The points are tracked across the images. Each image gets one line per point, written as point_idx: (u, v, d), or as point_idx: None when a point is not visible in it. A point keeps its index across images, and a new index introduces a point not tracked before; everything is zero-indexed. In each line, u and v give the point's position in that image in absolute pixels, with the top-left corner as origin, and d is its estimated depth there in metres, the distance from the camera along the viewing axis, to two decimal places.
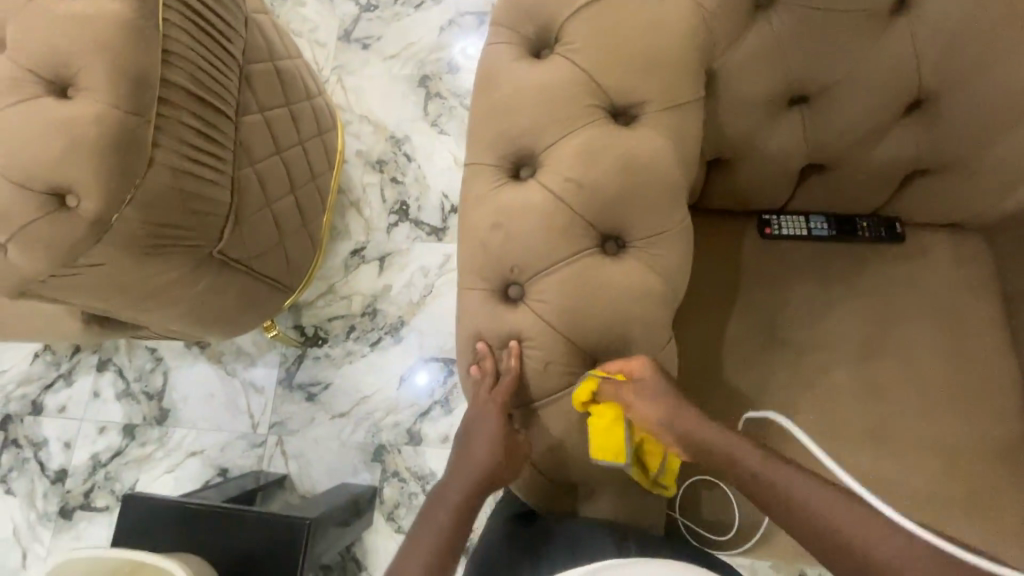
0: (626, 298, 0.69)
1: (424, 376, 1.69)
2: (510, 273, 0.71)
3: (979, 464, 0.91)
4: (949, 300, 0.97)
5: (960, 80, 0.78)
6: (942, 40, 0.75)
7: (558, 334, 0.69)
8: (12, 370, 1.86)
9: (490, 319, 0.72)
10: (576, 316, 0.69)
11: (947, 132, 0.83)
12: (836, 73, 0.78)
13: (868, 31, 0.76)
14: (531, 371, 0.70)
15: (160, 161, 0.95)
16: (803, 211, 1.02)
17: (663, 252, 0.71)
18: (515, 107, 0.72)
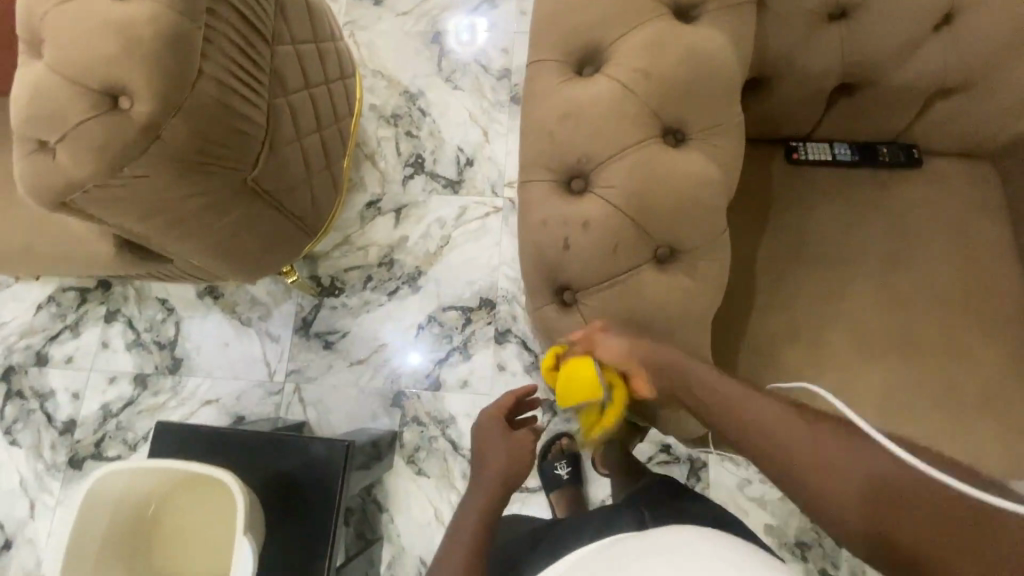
0: (688, 185, 0.74)
1: (417, 355, 1.70)
2: (577, 163, 0.75)
3: (989, 365, 0.99)
4: (963, 218, 1.04)
5: None
6: None
7: (624, 218, 0.73)
8: (13, 322, 1.81)
9: (555, 208, 0.75)
10: (641, 202, 0.73)
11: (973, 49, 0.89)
12: None
13: None
14: (598, 256, 0.74)
15: (208, 72, 0.96)
16: (827, 138, 1.07)
17: (718, 145, 0.75)
18: (582, 3, 0.75)
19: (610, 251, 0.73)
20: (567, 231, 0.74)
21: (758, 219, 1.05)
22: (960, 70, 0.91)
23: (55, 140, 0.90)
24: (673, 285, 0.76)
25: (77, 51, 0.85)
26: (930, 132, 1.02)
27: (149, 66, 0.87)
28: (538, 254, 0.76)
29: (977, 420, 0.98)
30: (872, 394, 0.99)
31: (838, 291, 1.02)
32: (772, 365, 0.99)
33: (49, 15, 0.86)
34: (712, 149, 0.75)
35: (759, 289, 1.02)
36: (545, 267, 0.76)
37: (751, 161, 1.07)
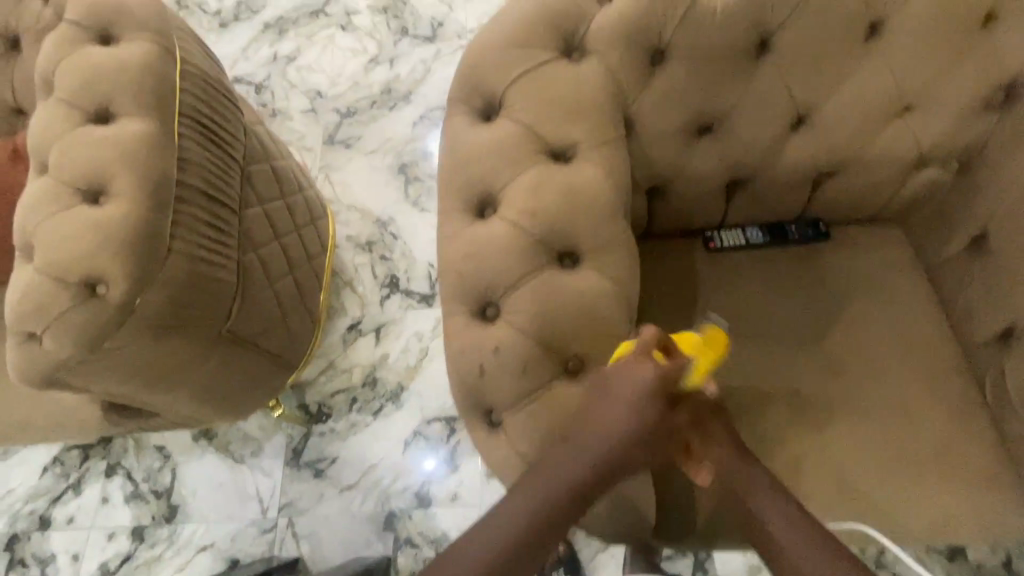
0: (582, 301, 0.82)
1: (431, 461, 1.72)
2: (485, 294, 0.84)
3: (937, 423, 1.00)
4: (882, 280, 1.10)
5: (830, 96, 0.93)
6: (805, 69, 0.90)
7: (529, 340, 0.81)
8: (20, 486, 1.87)
9: (470, 336, 0.83)
10: (543, 324, 0.81)
11: (834, 139, 0.97)
12: (726, 105, 0.93)
13: (742, 72, 0.90)
14: (513, 377, 0.80)
15: (178, 250, 1.10)
16: (739, 225, 1.16)
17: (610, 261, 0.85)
18: (473, 160, 0.87)
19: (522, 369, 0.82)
20: (482, 355, 0.81)
21: (688, 305, 1.12)
22: (834, 157, 0.99)
23: (40, 329, 1.00)
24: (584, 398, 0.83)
25: (61, 253, 0.99)
26: (828, 208, 1.11)
27: (122, 256, 1.00)
28: (460, 376, 0.83)
29: (939, 479, 0.98)
30: (828, 465, 0.99)
31: (776, 366, 1.06)
32: None
33: (36, 228, 1.00)
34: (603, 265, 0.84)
35: None
36: (467, 390, 0.83)
37: (671, 254, 1.15)
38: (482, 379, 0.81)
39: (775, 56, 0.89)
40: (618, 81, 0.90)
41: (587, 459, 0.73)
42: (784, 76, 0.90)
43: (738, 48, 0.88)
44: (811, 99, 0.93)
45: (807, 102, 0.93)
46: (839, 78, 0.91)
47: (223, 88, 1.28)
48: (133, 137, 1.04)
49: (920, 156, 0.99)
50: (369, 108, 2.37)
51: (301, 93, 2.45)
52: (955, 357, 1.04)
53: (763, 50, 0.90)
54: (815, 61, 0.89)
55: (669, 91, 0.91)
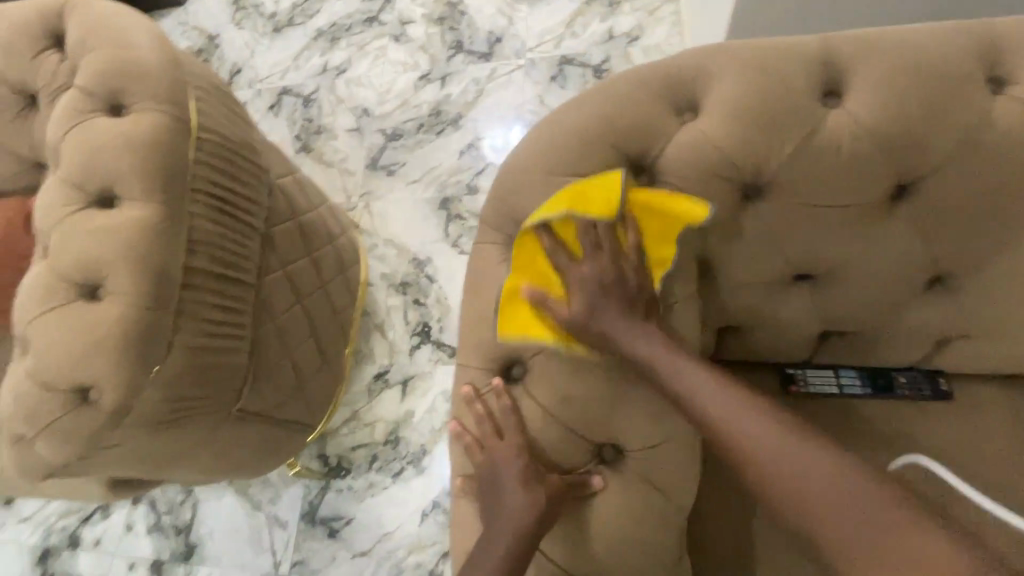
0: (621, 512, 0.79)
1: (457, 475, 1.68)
2: (509, 479, 0.77)
3: None
4: (1013, 465, 0.87)
5: (979, 259, 0.74)
6: (948, 226, 0.71)
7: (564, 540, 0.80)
8: (55, 501, 1.91)
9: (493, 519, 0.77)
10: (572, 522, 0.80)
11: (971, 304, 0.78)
12: (840, 258, 0.74)
13: (871, 219, 0.72)
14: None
15: (181, 344, 1.00)
16: (832, 363, 0.92)
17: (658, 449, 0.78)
18: (510, 318, 0.79)
19: (552, 551, 0.80)
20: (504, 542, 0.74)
21: None
22: (971, 324, 0.79)
23: (32, 434, 0.94)
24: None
25: (51, 356, 0.91)
26: (951, 366, 0.87)
27: (117, 361, 0.92)
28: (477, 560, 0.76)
29: None
30: None
31: None
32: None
33: (33, 323, 0.93)
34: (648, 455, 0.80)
35: None
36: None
37: None
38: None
39: (914, 207, 0.71)
40: (698, 226, 0.73)
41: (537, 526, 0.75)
42: (927, 230, 0.72)
43: (867, 194, 0.70)
44: (960, 260, 0.74)
45: (953, 262, 0.74)
46: (996, 239, 0.72)
47: (246, 148, 1.16)
48: (138, 226, 0.95)
49: None
50: (415, 132, 2.23)
51: (347, 110, 2.33)
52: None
53: (903, 190, 0.72)
54: (959, 219, 0.71)
55: (760, 238, 0.74)
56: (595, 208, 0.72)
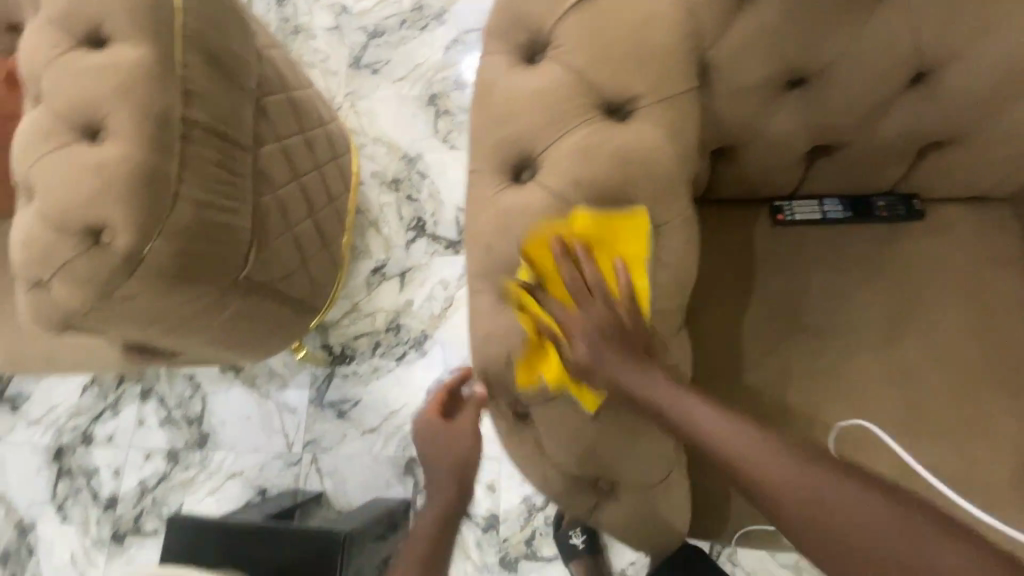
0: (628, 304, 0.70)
1: None
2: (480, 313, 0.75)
3: (1010, 437, 0.90)
4: (978, 272, 0.95)
5: (957, 51, 0.77)
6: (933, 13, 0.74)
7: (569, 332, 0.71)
8: (63, 404, 1.96)
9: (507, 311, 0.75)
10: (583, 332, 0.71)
11: (952, 101, 0.81)
12: (826, 57, 0.78)
13: (860, 9, 0.75)
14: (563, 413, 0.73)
15: (186, 194, 1.02)
16: (814, 195, 1.00)
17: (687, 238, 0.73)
18: (509, 114, 0.73)
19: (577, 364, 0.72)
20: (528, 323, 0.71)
21: (742, 285, 0.99)
22: (948, 126, 0.84)
23: (47, 277, 0.98)
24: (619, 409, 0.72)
25: (60, 195, 0.94)
26: (924, 182, 0.94)
27: (126, 202, 0.95)
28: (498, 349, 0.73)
29: (1000, 498, 0.89)
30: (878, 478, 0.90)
31: (833, 363, 0.95)
32: (793, 393, 0.95)
33: (38, 166, 0.95)
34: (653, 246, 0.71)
35: (746, 364, 0.96)
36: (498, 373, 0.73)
37: (727, 228, 1.02)
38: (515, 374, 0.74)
39: None
40: (698, 23, 0.75)
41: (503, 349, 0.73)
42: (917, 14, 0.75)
43: None
44: (943, 53, 0.77)
45: (939, 55, 0.77)
46: (976, 28, 0.75)
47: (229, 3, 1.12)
48: (134, 68, 0.95)
49: None
50: (397, 28, 2.15)
51: (325, 7, 2.22)
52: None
53: None
54: (950, 8, 0.74)
55: (756, 34, 0.76)
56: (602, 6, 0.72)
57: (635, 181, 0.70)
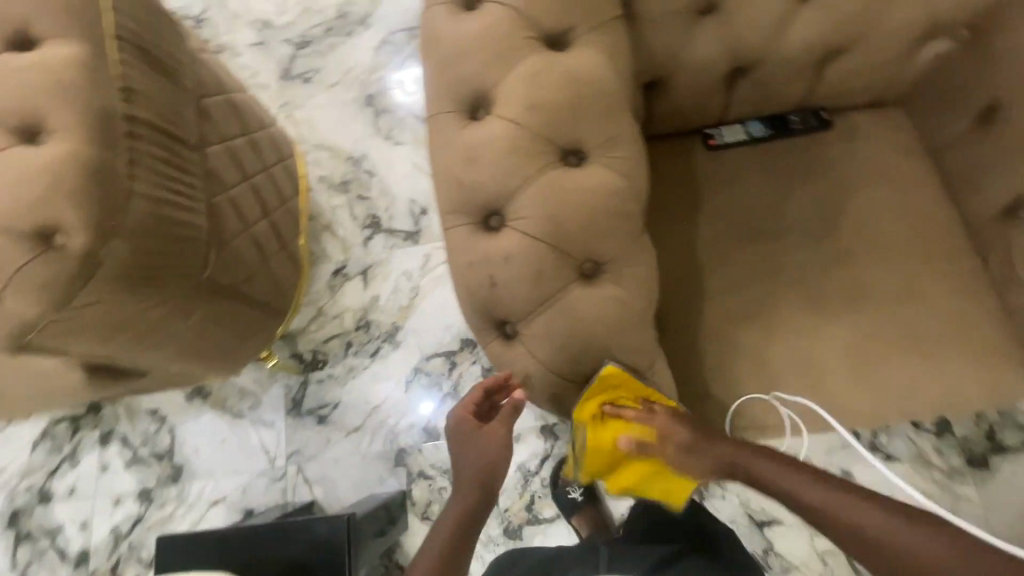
0: (593, 212, 0.76)
1: (428, 404, 1.72)
2: (457, 244, 0.79)
3: (950, 301, 0.97)
4: (887, 163, 1.07)
5: None
6: None
7: (539, 245, 0.75)
8: (13, 464, 1.81)
9: (485, 240, 0.78)
10: (559, 246, 0.75)
11: (837, 9, 0.92)
12: None
13: None
14: (553, 330, 0.76)
15: (139, 192, 1.01)
16: (739, 119, 1.11)
17: (636, 147, 0.79)
18: (459, 56, 0.78)
19: (558, 280, 0.75)
20: (504, 244, 0.75)
21: (691, 205, 1.08)
22: (841, 33, 0.94)
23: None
24: (601, 315, 0.77)
25: (8, 200, 0.95)
26: (829, 93, 1.06)
27: (77, 200, 0.95)
28: (481, 273, 0.76)
29: (954, 356, 0.96)
30: (835, 356, 0.98)
31: (782, 260, 1.03)
32: (754, 294, 1.02)
33: None
34: (605, 156, 0.77)
35: (706, 274, 1.03)
36: (480, 298, 0.77)
37: (669, 158, 1.11)
38: (499, 298, 0.76)
39: None
40: None
41: (485, 272, 0.76)
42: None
43: None
44: None
45: None
46: None
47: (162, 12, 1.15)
48: (74, 69, 0.98)
49: (925, 26, 0.95)
50: (324, 36, 2.17)
51: (246, 26, 2.22)
52: (961, 236, 1.00)
53: None
54: None
55: None
56: None
57: (579, 99, 0.76)
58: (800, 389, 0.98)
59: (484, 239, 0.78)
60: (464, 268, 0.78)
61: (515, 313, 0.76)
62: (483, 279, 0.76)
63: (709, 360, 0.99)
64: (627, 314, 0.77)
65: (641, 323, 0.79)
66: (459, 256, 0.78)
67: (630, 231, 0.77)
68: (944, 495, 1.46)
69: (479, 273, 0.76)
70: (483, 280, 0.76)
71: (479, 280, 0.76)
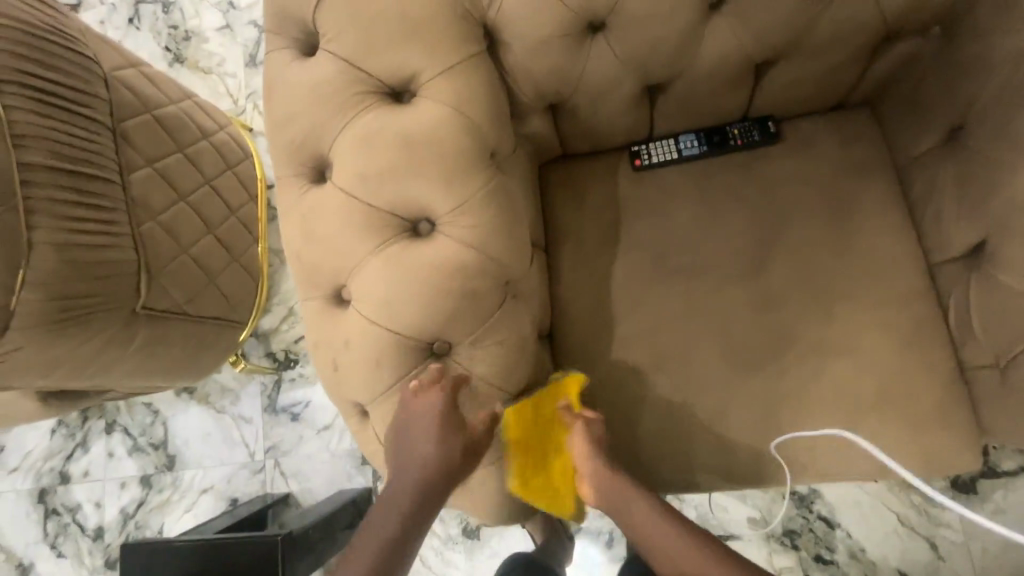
0: (441, 291, 0.70)
1: None
2: (309, 321, 0.75)
3: (886, 355, 0.86)
4: (841, 186, 0.91)
5: None
6: None
7: (380, 330, 0.70)
8: (34, 449, 1.98)
9: (335, 315, 0.73)
10: (402, 329, 0.70)
11: (756, 19, 0.76)
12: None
13: None
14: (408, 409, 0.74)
15: (42, 241, 1.01)
16: (671, 132, 0.97)
17: (493, 212, 0.71)
18: (292, 117, 0.70)
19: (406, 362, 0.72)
20: (349, 324, 0.71)
21: (609, 238, 0.97)
22: (768, 44, 0.78)
23: None
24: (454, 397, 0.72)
25: None
26: (773, 102, 0.90)
27: None
28: (330, 353, 0.73)
29: (885, 417, 0.85)
30: (752, 414, 0.89)
31: (705, 305, 0.92)
32: (670, 342, 0.92)
33: None
34: (451, 229, 0.70)
35: (617, 318, 0.94)
36: (328, 380, 0.74)
37: (590, 180, 0.99)
38: (347, 380, 0.73)
39: None
40: None
41: (333, 353, 0.73)
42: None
43: None
44: None
45: None
46: None
47: (61, 44, 1.11)
48: None
49: (881, 26, 0.77)
50: None
51: (211, 7, 2.11)
52: (910, 278, 0.86)
53: None
54: None
55: None
56: None
57: (418, 165, 0.68)
58: (711, 448, 0.89)
59: (332, 315, 0.73)
60: (315, 344, 0.74)
61: (366, 396, 0.73)
62: (330, 359, 0.73)
63: (616, 415, 0.92)
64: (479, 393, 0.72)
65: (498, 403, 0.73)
66: (310, 329, 0.74)
67: (483, 309, 0.71)
68: (923, 519, 1.35)
69: (330, 352, 0.73)
70: (330, 360, 0.73)
71: (327, 358, 0.73)
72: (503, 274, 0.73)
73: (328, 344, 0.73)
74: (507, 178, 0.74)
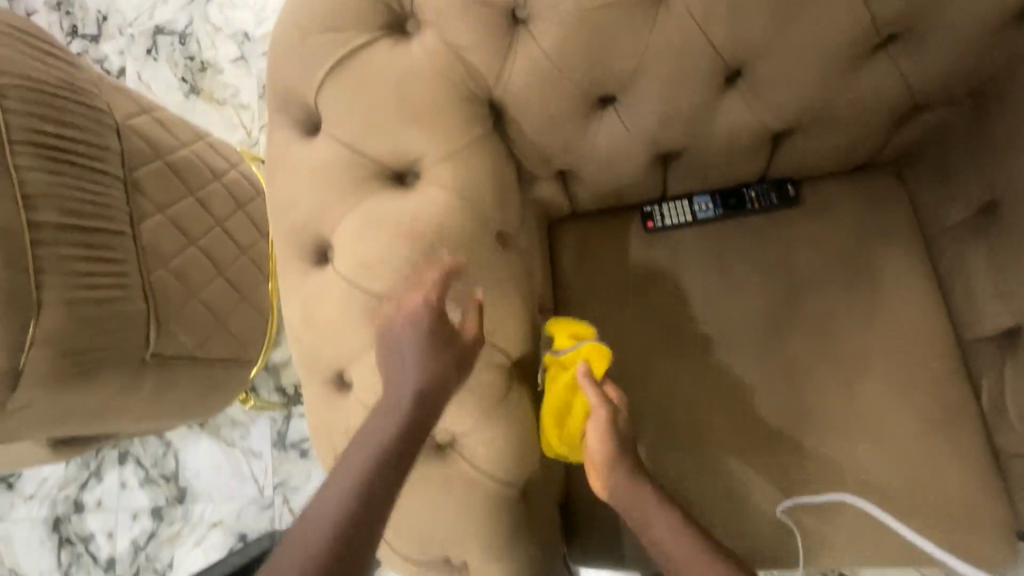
0: None
1: None
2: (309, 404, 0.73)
3: (908, 436, 0.82)
4: (864, 255, 0.87)
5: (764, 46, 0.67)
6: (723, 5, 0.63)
7: None
8: (48, 477, 1.98)
9: (336, 399, 0.71)
10: None
11: (775, 95, 0.72)
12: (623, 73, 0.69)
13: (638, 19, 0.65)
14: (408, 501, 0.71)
15: (49, 300, 0.97)
16: (685, 193, 0.93)
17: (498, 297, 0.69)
18: (292, 201, 0.69)
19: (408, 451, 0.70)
20: (350, 411, 0.69)
21: (620, 303, 0.93)
22: (789, 117, 0.74)
23: None
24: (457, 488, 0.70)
25: None
26: (793, 167, 0.85)
27: None
28: (330, 439, 0.71)
29: (910, 504, 0.81)
30: (770, 496, 0.84)
31: (720, 377, 0.88)
32: (684, 414, 0.88)
33: None
34: (450, 313, 0.68)
35: (630, 387, 0.90)
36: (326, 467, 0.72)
37: (601, 240, 0.96)
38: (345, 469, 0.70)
39: None
40: (470, 65, 0.67)
41: (333, 439, 0.71)
42: (703, 8, 0.64)
43: None
44: (749, 48, 0.67)
45: (743, 53, 0.67)
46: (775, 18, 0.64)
47: (75, 100, 1.09)
48: None
49: (908, 100, 0.73)
50: None
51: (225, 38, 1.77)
52: (933, 354, 0.83)
53: None
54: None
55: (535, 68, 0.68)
56: (354, 71, 0.66)
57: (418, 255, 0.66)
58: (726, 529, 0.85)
59: (332, 400, 0.71)
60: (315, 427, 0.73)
61: None
62: (329, 445, 0.71)
63: None
64: (480, 487, 0.69)
65: (500, 498, 0.70)
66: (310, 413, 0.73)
67: (486, 399, 0.69)
68: None
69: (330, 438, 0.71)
70: (329, 446, 0.71)
71: (327, 444, 0.71)
72: (507, 360, 0.70)
73: (329, 429, 0.71)
74: (512, 261, 0.71)
